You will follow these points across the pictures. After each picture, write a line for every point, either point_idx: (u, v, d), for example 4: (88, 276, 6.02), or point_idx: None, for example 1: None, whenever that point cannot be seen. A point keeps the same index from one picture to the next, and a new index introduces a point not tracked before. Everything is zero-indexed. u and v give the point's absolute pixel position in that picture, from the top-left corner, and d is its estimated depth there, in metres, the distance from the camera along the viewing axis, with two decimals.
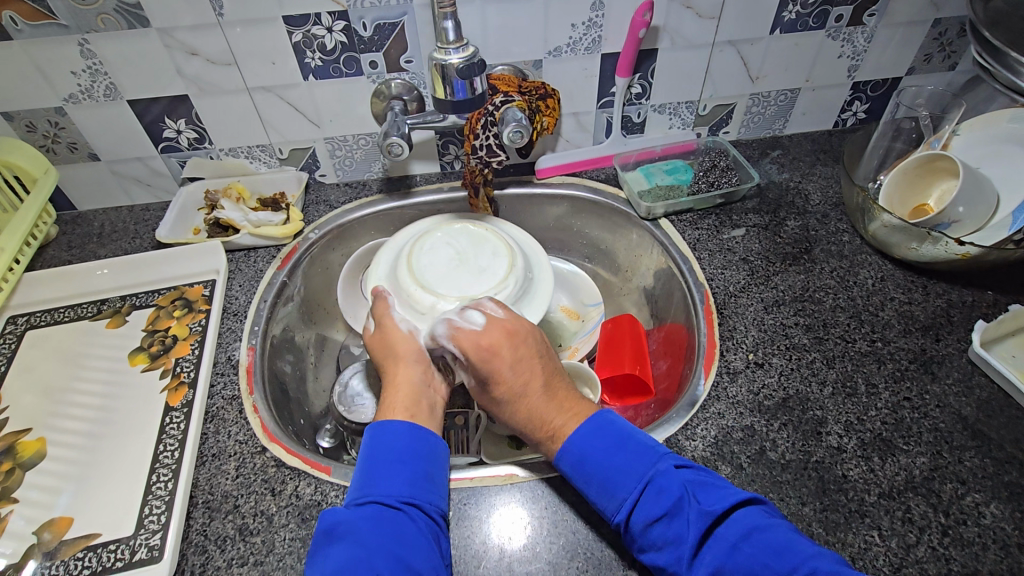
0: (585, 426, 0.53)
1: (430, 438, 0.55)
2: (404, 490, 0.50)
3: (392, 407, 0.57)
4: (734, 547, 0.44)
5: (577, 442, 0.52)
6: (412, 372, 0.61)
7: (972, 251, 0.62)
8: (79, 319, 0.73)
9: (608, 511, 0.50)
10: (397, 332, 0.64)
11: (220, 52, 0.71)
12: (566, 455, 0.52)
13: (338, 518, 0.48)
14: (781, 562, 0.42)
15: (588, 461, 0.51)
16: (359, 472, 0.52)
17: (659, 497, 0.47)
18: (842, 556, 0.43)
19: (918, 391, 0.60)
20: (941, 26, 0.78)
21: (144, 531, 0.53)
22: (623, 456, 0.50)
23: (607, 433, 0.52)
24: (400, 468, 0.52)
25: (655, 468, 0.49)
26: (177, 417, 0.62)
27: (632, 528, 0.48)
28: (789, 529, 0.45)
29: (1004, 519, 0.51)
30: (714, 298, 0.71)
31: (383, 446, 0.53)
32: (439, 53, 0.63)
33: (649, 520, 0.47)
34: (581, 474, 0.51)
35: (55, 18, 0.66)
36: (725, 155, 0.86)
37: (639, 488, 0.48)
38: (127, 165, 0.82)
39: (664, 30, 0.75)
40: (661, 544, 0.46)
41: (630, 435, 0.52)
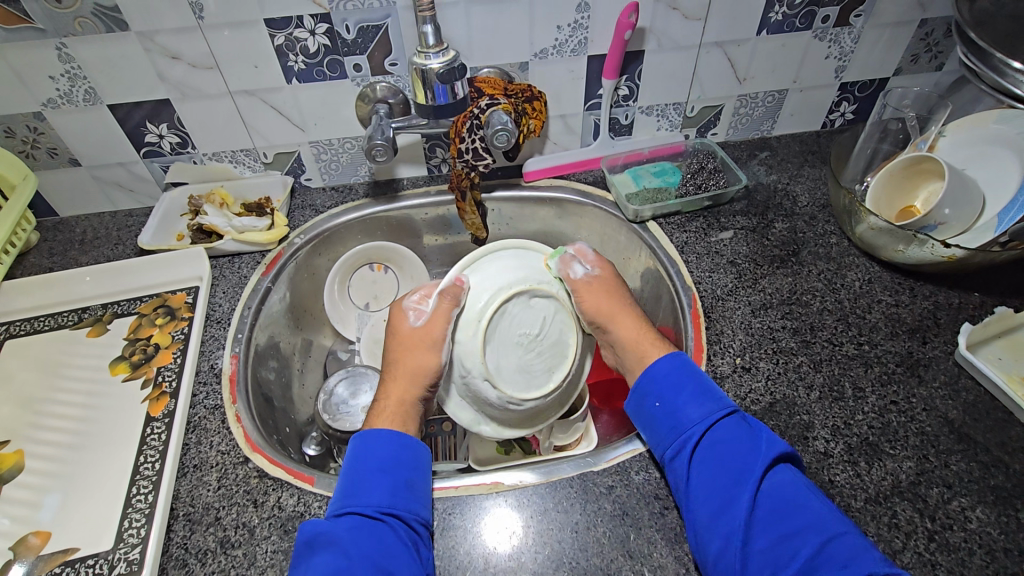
0: (672, 358, 0.59)
1: (411, 446, 0.55)
2: (383, 499, 0.50)
3: (379, 416, 0.58)
4: (793, 484, 0.48)
5: (664, 368, 0.58)
6: (410, 394, 0.59)
7: (958, 253, 0.62)
8: (59, 327, 0.72)
9: (684, 423, 0.54)
10: (422, 352, 0.60)
11: (202, 56, 0.70)
12: (654, 373, 0.58)
13: (318, 527, 0.48)
14: (827, 511, 0.46)
15: (676, 380, 0.57)
16: (340, 483, 0.52)
17: (734, 427, 0.52)
18: (854, 531, 0.45)
19: (905, 394, 0.60)
20: (928, 27, 0.78)
21: (124, 545, 0.52)
22: (708, 389, 0.56)
23: (693, 368, 0.58)
24: (381, 477, 0.52)
25: (736, 407, 0.54)
26: (158, 428, 0.61)
27: (703, 443, 0.52)
28: (821, 493, 0.49)
29: (990, 524, 0.51)
30: (702, 301, 0.70)
31: (365, 455, 0.54)
32: (419, 57, 0.62)
33: (727, 438, 0.52)
34: (665, 391, 0.57)
35: (31, 22, 0.65)
36: (712, 157, 0.86)
37: (722, 410, 0.54)
38: (109, 170, 0.81)
39: (650, 32, 0.74)
40: (728, 459, 0.50)
41: (707, 378, 0.58)
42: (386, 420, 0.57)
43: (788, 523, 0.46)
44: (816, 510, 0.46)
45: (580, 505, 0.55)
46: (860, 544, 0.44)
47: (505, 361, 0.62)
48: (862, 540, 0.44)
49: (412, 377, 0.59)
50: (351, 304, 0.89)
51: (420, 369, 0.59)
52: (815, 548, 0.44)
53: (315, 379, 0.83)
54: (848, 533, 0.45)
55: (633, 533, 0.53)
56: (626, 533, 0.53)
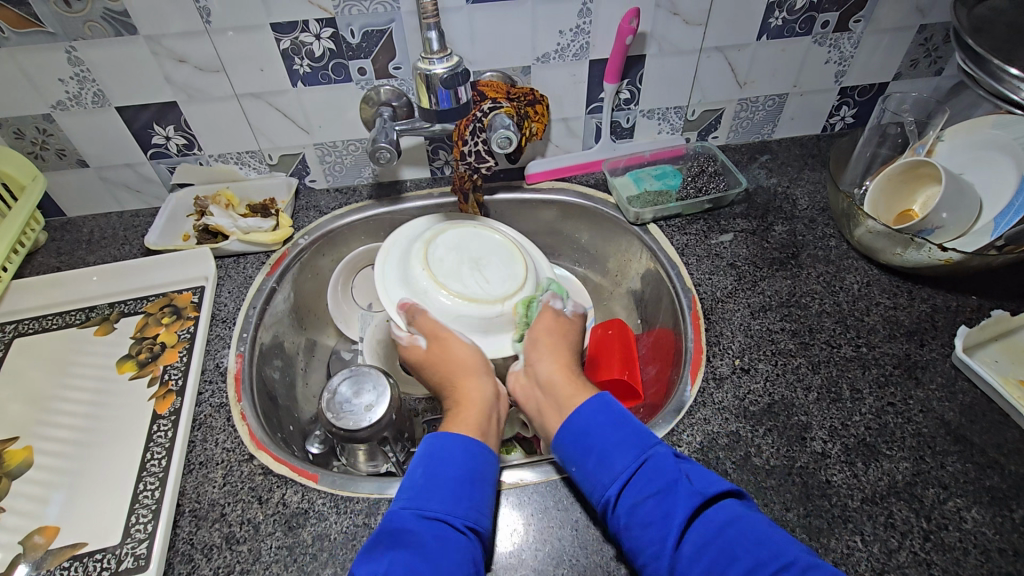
0: (593, 403, 0.56)
1: (484, 459, 0.54)
2: (470, 515, 0.50)
3: (416, 417, 0.59)
4: (721, 528, 0.45)
5: (585, 414, 0.55)
6: (483, 386, 0.62)
7: (955, 257, 0.63)
8: (67, 326, 0.73)
9: (601, 485, 0.51)
10: (458, 346, 0.66)
11: (208, 59, 0.71)
12: (571, 426, 0.55)
13: (403, 526, 0.48)
14: (762, 549, 0.44)
15: (591, 435, 0.54)
16: (414, 478, 0.52)
17: (657, 470, 0.50)
18: (802, 557, 0.43)
19: (902, 396, 0.61)
20: (927, 32, 0.79)
21: (131, 540, 0.53)
22: (623, 435, 0.53)
23: (614, 409, 0.56)
24: (468, 488, 0.52)
25: (654, 449, 0.51)
26: (164, 426, 0.62)
27: (619, 506, 0.49)
28: (770, 524, 0.46)
29: (985, 524, 0.51)
30: (701, 303, 0.71)
31: (447, 462, 0.53)
32: (424, 62, 0.63)
33: (641, 497, 0.48)
34: (579, 454, 0.54)
35: (41, 26, 0.66)
36: (713, 160, 0.87)
37: (634, 465, 0.50)
38: (116, 171, 0.82)
39: (651, 37, 0.75)
40: (648, 521, 0.47)
41: (631, 416, 0.55)
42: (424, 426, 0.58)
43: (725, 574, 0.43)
44: (756, 550, 0.43)
45: (580, 503, 0.55)
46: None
47: (463, 280, 0.72)
48: (810, 570, 0.42)
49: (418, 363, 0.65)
50: (355, 304, 0.89)
51: (472, 359, 0.65)
52: None
53: (318, 378, 0.84)
54: (787, 568, 0.42)
55: None
56: None
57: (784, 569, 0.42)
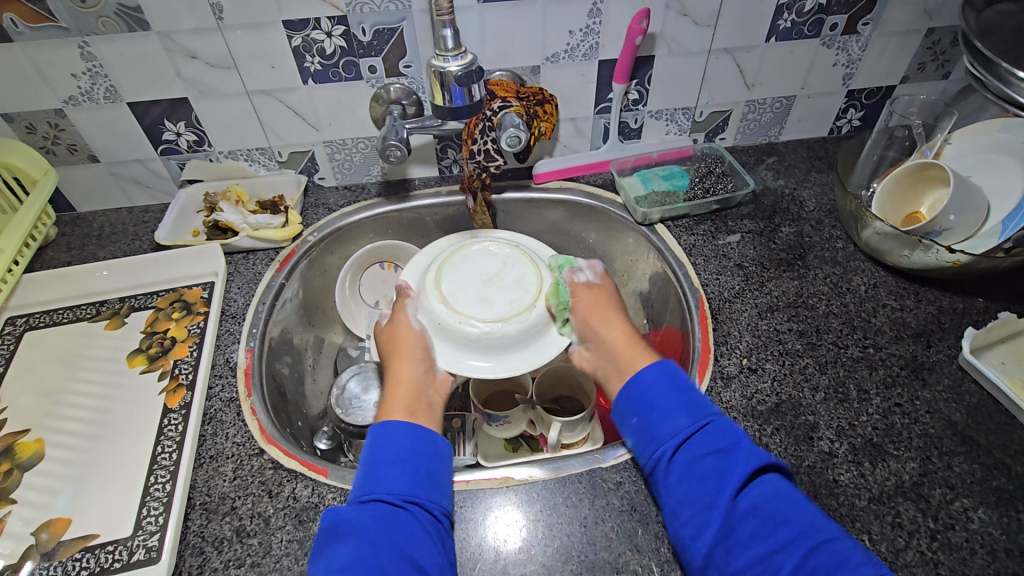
0: (657, 367, 0.58)
1: (431, 439, 0.56)
2: (405, 488, 0.51)
3: (392, 406, 0.60)
4: (772, 496, 0.48)
5: (648, 377, 0.58)
6: (415, 368, 0.64)
7: (963, 258, 0.63)
8: (77, 320, 0.74)
9: (658, 439, 0.54)
10: (407, 328, 0.68)
11: (220, 56, 0.71)
12: (636, 381, 0.58)
13: (341, 517, 0.49)
14: (806, 520, 0.46)
15: (655, 393, 0.56)
16: (359, 473, 0.54)
17: (716, 435, 0.52)
18: (844, 536, 0.46)
19: (909, 397, 0.61)
20: (935, 35, 0.79)
21: (142, 532, 0.54)
22: (686, 399, 0.55)
23: (674, 376, 0.58)
24: (399, 467, 0.53)
25: (714, 416, 0.54)
26: (175, 420, 0.62)
27: (677, 459, 0.52)
28: (807, 501, 0.48)
29: (992, 524, 0.52)
30: (709, 303, 0.71)
31: (384, 447, 0.55)
32: (437, 60, 0.64)
33: (701, 454, 0.51)
34: (642, 406, 0.56)
35: (56, 21, 0.66)
36: (721, 162, 0.87)
37: (695, 426, 0.53)
38: (126, 167, 0.83)
39: (661, 38, 0.76)
40: (704, 478, 0.50)
41: (694, 386, 0.57)
42: (399, 414, 0.59)
43: (770, 537, 0.46)
44: (800, 518, 0.46)
45: (589, 500, 0.56)
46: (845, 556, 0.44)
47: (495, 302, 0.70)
48: (850, 547, 0.45)
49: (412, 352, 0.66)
50: (362, 301, 0.89)
51: (414, 343, 0.67)
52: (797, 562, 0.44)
53: (326, 374, 0.84)
54: (829, 542, 0.45)
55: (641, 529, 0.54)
56: (633, 528, 0.54)
57: (833, 540, 0.45)
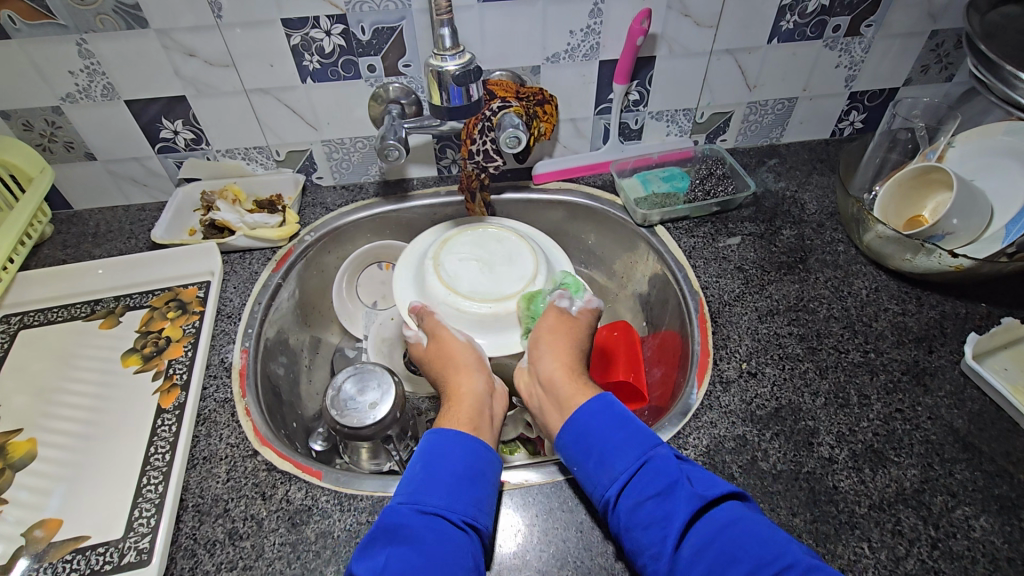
0: (600, 401, 0.55)
1: (489, 460, 0.54)
2: (470, 511, 0.49)
3: (456, 416, 0.58)
4: (729, 526, 0.45)
5: (588, 412, 0.54)
6: (475, 381, 0.62)
7: (966, 263, 0.62)
8: (72, 319, 0.73)
9: (600, 485, 0.51)
10: (454, 342, 0.66)
11: (218, 54, 0.71)
12: (573, 423, 0.54)
13: (401, 522, 0.47)
14: (764, 549, 0.42)
15: (591, 432, 0.53)
16: (411, 479, 0.51)
17: (656, 471, 0.49)
18: (804, 558, 0.42)
19: (911, 403, 0.60)
20: (939, 38, 0.78)
21: (133, 534, 0.53)
22: (624, 434, 0.52)
23: (615, 408, 0.54)
24: (467, 485, 0.51)
25: (654, 450, 0.50)
26: (168, 420, 0.62)
27: (620, 506, 0.49)
28: (770, 526, 0.45)
29: (994, 532, 0.51)
30: (708, 306, 0.71)
31: (447, 459, 0.52)
32: (436, 60, 0.63)
33: (639, 499, 0.48)
34: (586, 447, 0.53)
35: (53, 18, 0.66)
36: (722, 164, 0.86)
37: (635, 464, 0.49)
38: (123, 165, 0.82)
39: (662, 38, 0.75)
40: (648, 522, 0.46)
41: (635, 417, 0.54)
42: (454, 424, 0.57)
43: (726, 575, 0.42)
44: (757, 551, 0.42)
45: (585, 504, 0.55)
46: None
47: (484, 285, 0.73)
48: None
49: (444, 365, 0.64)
50: (359, 302, 0.88)
51: (468, 357, 0.65)
52: None
53: (323, 375, 0.83)
54: (787, 570, 0.41)
55: None
56: None
57: (785, 570, 0.41)
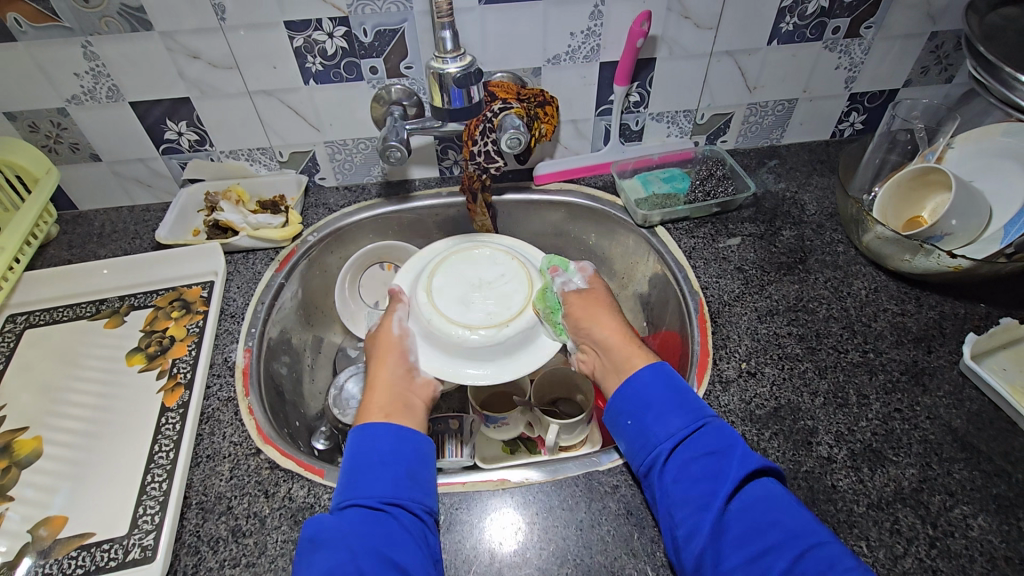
0: (653, 368, 0.59)
1: (413, 439, 0.57)
2: (388, 491, 0.51)
3: (371, 403, 0.61)
4: (768, 495, 0.48)
5: (644, 379, 0.58)
6: (391, 369, 0.65)
7: (964, 263, 0.63)
8: (77, 318, 0.74)
9: (652, 441, 0.54)
10: (388, 329, 0.69)
11: (222, 56, 0.72)
12: (631, 381, 0.58)
13: (321, 527, 0.48)
14: (798, 523, 0.46)
15: (650, 393, 0.56)
16: (341, 479, 0.53)
17: (708, 438, 0.52)
18: (832, 541, 0.45)
19: (909, 402, 0.60)
20: (938, 39, 0.79)
21: (138, 531, 0.54)
22: (681, 400, 0.55)
23: (671, 378, 0.58)
24: (383, 470, 0.53)
25: (712, 418, 0.54)
26: (172, 418, 0.62)
27: (669, 463, 0.52)
28: (797, 503, 0.48)
29: (991, 532, 0.51)
30: (708, 307, 0.71)
31: (369, 450, 0.54)
32: (437, 62, 0.64)
33: (694, 456, 0.51)
34: (637, 409, 0.56)
35: (59, 20, 0.66)
36: (722, 165, 0.87)
37: (692, 428, 0.53)
38: (128, 166, 0.83)
39: (662, 40, 0.76)
40: (698, 480, 0.50)
41: (688, 389, 0.57)
42: (379, 412, 0.59)
43: (757, 538, 0.46)
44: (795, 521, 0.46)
45: (585, 503, 0.56)
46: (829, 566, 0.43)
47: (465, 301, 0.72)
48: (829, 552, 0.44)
49: (388, 349, 0.67)
50: (361, 302, 0.89)
51: (394, 343, 0.68)
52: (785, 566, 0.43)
53: (325, 375, 0.84)
54: (819, 546, 0.44)
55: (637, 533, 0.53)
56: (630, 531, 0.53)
57: (819, 543, 0.44)
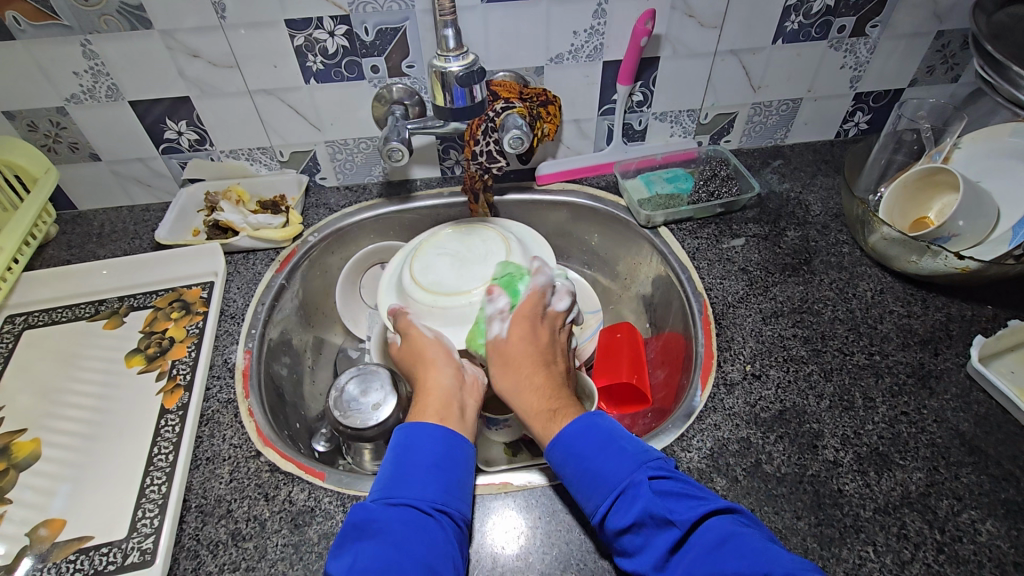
0: (579, 422, 0.54)
1: (459, 445, 0.56)
2: (438, 496, 0.51)
3: (424, 408, 0.59)
4: (704, 558, 0.43)
5: (566, 437, 0.54)
6: (443, 375, 0.63)
7: (972, 265, 0.62)
8: (76, 319, 0.73)
9: (587, 510, 0.51)
10: (423, 338, 0.68)
11: (222, 55, 0.71)
12: (556, 446, 0.54)
13: (369, 515, 0.48)
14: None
15: (574, 463, 0.52)
16: (383, 474, 0.53)
17: (631, 504, 0.47)
18: (796, 566, 0.40)
19: (916, 406, 0.60)
20: (945, 38, 0.78)
21: (137, 534, 0.53)
22: (602, 463, 0.51)
23: (591, 433, 0.53)
24: (432, 473, 0.52)
25: (630, 477, 0.49)
26: (172, 420, 0.62)
27: (607, 530, 0.49)
28: (763, 541, 0.43)
29: (1000, 537, 0.51)
30: (712, 308, 0.70)
31: (416, 450, 0.54)
32: (440, 60, 0.63)
33: (623, 528, 0.47)
34: (568, 474, 0.52)
35: (57, 18, 0.66)
36: (726, 165, 0.86)
37: (612, 495, 0.49)
38: (127, 165, 0.82)
39: (666, 39, 0.75)
40: (634, 551, 0.46)
41: (617, 434, 0.53)
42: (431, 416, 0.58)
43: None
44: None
45: None
46: None
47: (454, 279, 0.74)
48: None
49: (416, 359, 0.67)
50: (363, 303, 0.89)
51: (437, 350, 0.66)
52: None
53: (326, 376, 0.83)
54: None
55: None
56: None
57: None
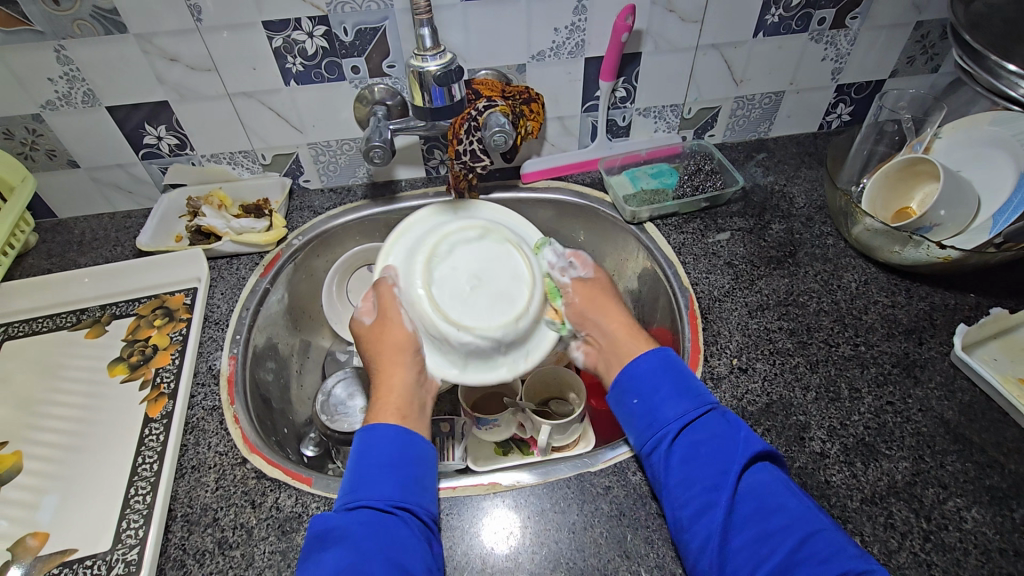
0: (658, 358, 0.59)
1: (418, 443, 0.55)
2: (394, 493, 0.51)
3: (383, 408, 0.59)
4: (766, 483, 0.49)
5: (647, 366, 0.58)
6: (404, 373, 0.61)
7: (954, 254, 0.62)
8: (57, 329, 0.72)
9: (661, 420, 0.55)
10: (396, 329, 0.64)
11: (200, 58, 0.70)
12: (631, 371, 0.59)
13: (327, 524, 0.48)
14: (800, 508, 0.47)
15: (657, 378, 0.57)
16: (345, 479, 0.53)
17: (713, 425, 0.53)
18: (831, 528, 0.46)
19: (901, 395, 0.60)
20: (923, 29, 0.78)
21: (121, 545, 0.53)
22: (687, 387, 0.56)
23: (675, 365, 0.58)
24: (388, 472, 0.52)
25: (715, 405, 0.55)
26: (156, 429, 0.61)
27: (679, 439, 0.53)
28: (798, 490, 0.49)
29: (985, 524, 0.51)
30: (698, 302, 0.70)
31: (371, 452, 0.53)
32: (417, 60, 0.62)
33: (704, 437, 0.52)
34: (644, 387, 0.57)
35: (30, 24, 0.65)
36: (710, 159, 0.86)
37: (698, 411, 0.54)
38: (107, 172, 0.81)
39: (647, 34, 0.75)
40: (707, 459, 0.51)
41: (692, 375, 0.58)
42: (388, 412, 0.58)
43: (766, 520, 0.47)
44: (789, 509, 0.47)
45: (578, 505, 0.55)
46: (839, 545, 0.44)
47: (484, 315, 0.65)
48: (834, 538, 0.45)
49: (394, 353, 0.63)
50: (349, 305, 0.89)
51: (403, 345, 0.63)
52: (791, 547, 0.45)
53: (313, 380, 0.83)
54: (818, 532, 0.45)
55: (630, 534, 0.53)
56: (623, 533, 0.53)
57: (816, 530, 0.46)
